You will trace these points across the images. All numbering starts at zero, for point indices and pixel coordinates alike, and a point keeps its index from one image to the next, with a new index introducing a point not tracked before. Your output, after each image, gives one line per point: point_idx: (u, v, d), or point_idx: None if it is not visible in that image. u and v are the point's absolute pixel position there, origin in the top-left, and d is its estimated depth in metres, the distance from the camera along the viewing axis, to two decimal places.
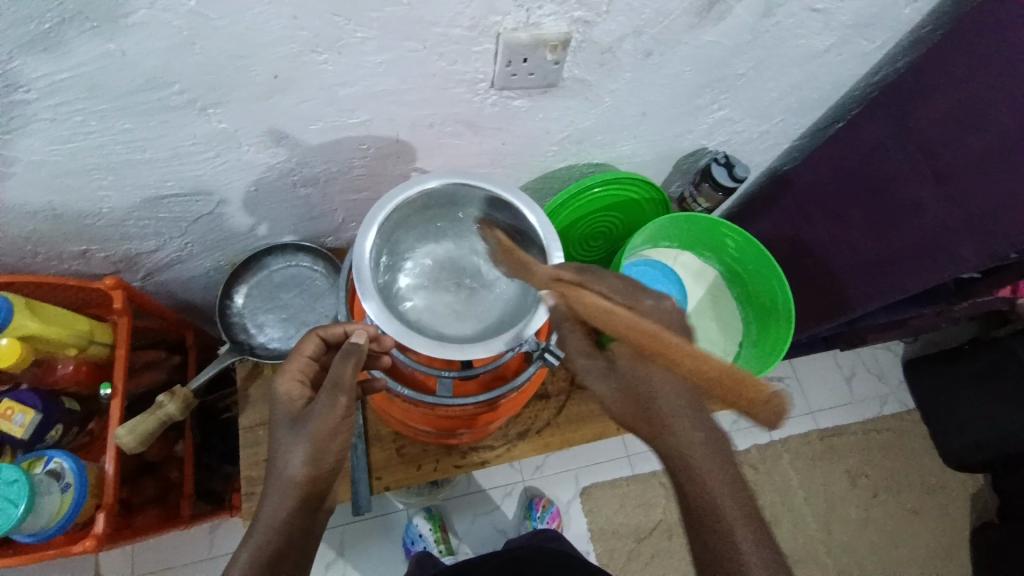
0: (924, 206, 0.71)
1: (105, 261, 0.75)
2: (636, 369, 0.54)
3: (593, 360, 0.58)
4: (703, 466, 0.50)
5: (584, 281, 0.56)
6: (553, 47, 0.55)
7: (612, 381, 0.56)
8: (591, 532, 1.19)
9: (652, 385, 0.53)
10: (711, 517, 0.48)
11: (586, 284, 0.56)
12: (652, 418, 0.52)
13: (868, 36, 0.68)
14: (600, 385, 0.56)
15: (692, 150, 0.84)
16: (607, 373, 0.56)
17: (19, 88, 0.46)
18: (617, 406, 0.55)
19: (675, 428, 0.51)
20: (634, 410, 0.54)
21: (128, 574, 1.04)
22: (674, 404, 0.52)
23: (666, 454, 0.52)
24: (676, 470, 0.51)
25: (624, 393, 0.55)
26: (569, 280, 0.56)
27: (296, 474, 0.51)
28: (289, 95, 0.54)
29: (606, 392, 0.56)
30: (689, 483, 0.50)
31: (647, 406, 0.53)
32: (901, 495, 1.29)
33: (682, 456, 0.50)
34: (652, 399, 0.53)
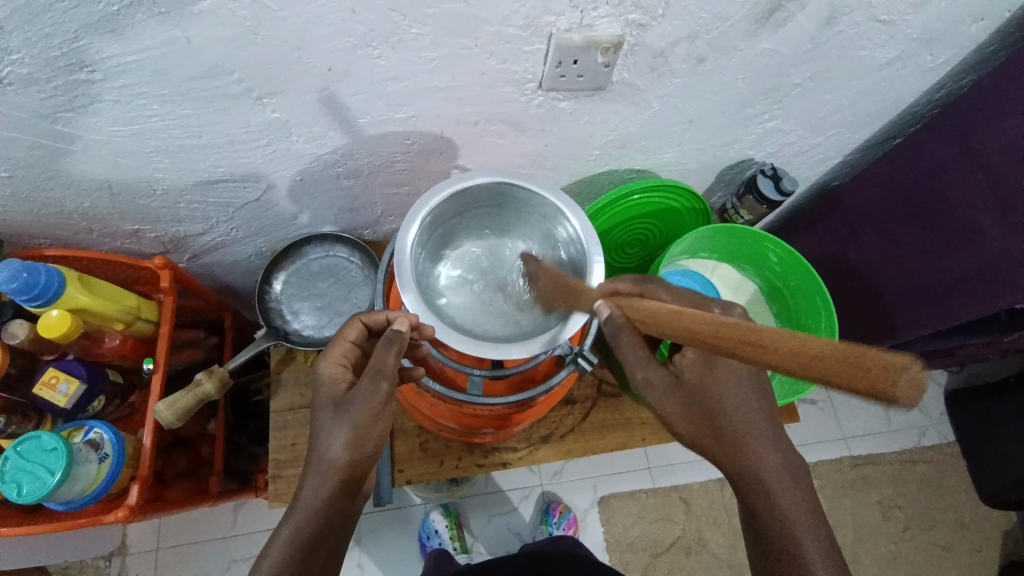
0: (984, 232, 0.67)
1: (155, 241, 0.78)
2: (701, 381, 0.55)
3: (659, 375, 0.55)
4: (773, 477, 0.53)
5: (643, 292, 0.57)
6: (605, 50, 0.54)
7: (680, 396, 0.55)
8: (607, 543, 1.17)
9: (722, 399, 0.54)
10: (783, 528, 0.51)
11: (646, 293, 0.57)
12: (723, 435, 0.54)
13: (933, 52, 0.65)
14: (666, 401, 0.55)
15: (737, 161, 0.83)
16: (672, 386, 0.55)
17: (86, 68, 0.48)
18: (683, 421, 0.55)
19: (749, 444, 0.53)
20: (701, 425, 0.54)
21: (155, 544, 1.08)
22: (745, 418, 0.54)
23: (733, 467, 0.54)
24: (744, 483, 0.53)
25: (691, 407, 0.55)
26: (626, 292, 0.57)
27: (337, 457, 0.52)
28: (342, 87, 0.55)
29: (672, 406, 0.55)
30: (757, 495, 0.53)
31: (718, 421, 0.54)
32: (934, 531, 1.24)
33: (753, 471, 0.53)
34: (724, 413, 0.54)
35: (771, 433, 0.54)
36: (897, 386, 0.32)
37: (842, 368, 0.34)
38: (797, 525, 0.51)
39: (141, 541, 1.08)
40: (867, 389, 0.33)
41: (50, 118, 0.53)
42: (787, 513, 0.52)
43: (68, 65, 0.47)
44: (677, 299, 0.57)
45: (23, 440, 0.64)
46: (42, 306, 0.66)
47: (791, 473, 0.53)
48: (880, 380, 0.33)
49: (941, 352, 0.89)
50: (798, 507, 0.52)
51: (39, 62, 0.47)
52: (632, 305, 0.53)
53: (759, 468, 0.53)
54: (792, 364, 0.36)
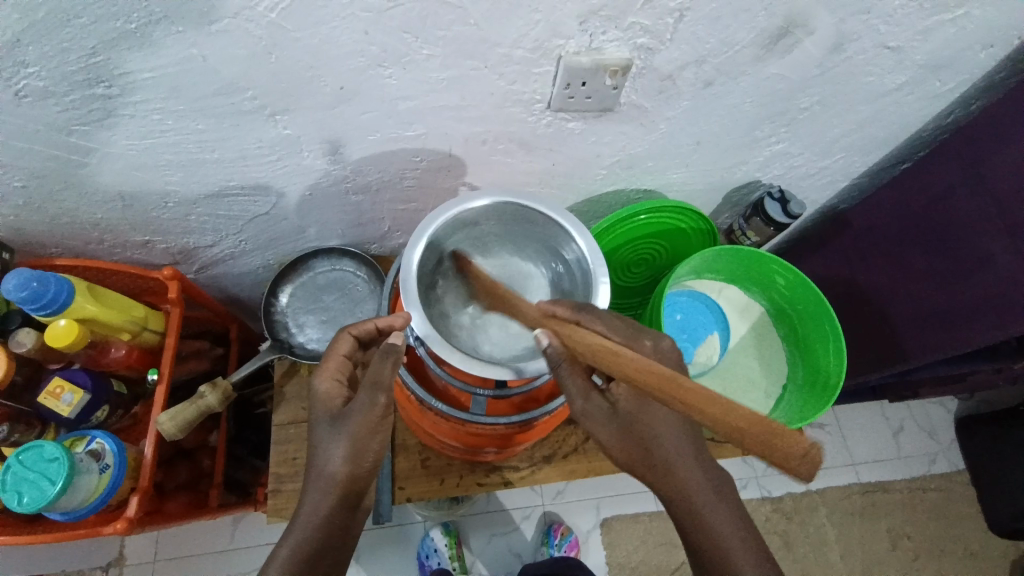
0: (994, 259, 0.67)
1: (165, 252, 0.79)
2: (636, 410, 0.53)
3: (594, 403, 0.53)
4: (709, 507, 0.50)
5: (580, 318, 0.54)
6: (613, 73, 0.55)
7: (616, 426, 0.53)
8: (608, 566, 1.15)
9: (658, 427, 0.52)
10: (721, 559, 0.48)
11: (583, 321, 0.54)
12: (656, 464, 0.52)
13: (941, 78, 0.66)
14: (603, 431, 0.53)
15: (744, 183, 0.83)
16: (610, 417, 0.53)
17: (104, 84, 0.49)
18: (619, 450, 0.53)
19: (679, 467, 0.51)
20: (636, 456, 0.52)
21: (151, 557, 1.07)
22: (676, 442, 0.52)
23: (670, 500, 0.51)
24: (682, 514, 0.51)
25: (625, 436, 0.52)
26: (563, 317, 0.54)
27: (337, 472, 0.52)
28: (353, 105, 0.56)
29: (608, 437, 0.53)
30: (694, 525, 0.50)
31: (653, 451, 0.52)
32: (944, 562, 1.20)
33: (686, 495, 0.51)
34: (659, 442, 0.52)
35: (704, 460, 0.52)
36: (801, 463, 0.39)
37: (765, 442, 0.40)
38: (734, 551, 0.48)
39: (139, 553, 1.07)
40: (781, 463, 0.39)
41: (65, 131, 0.54)
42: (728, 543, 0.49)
43: (85, 80, 0.48)
44: (612, 328, 0.54)
45: (25, 449, 0.64)
46: (51, 315, 0.66)
47: (722, 493, 0.51)
48: (790, 458, 0.39)
49: (950, 378, 0.87)
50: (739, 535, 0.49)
51: (56, 75, 0.48)
52: (575, 337, 0.51)
53: (694, 497, 0.50)
54: (720, 428, 0.41)
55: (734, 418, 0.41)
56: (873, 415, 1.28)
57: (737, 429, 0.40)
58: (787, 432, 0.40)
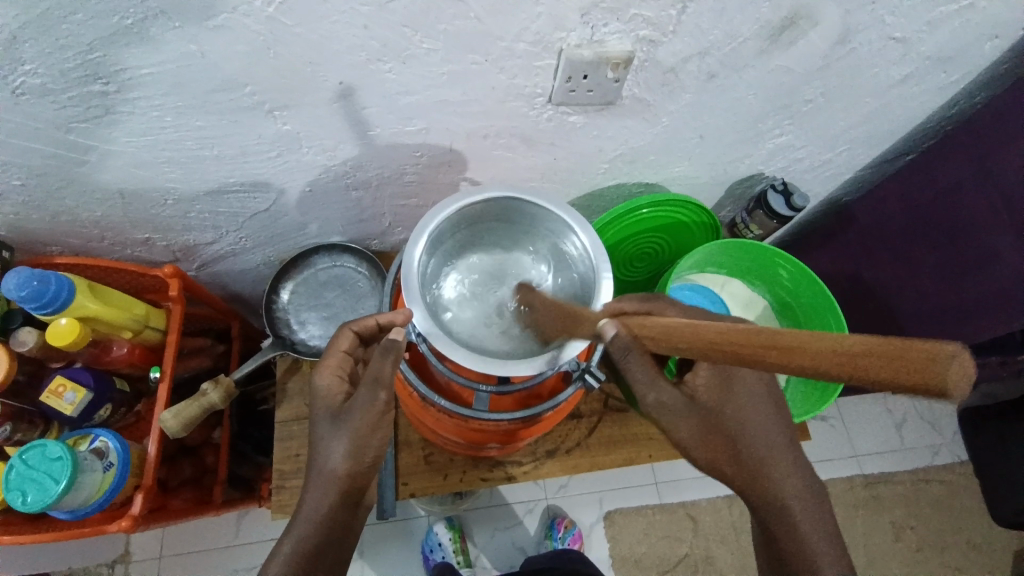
0: (1001, 256, 0.66)
1: (165, 249, 0.78)
2: (718, 402, 0.56)
3: (672, 397, 0.54)
4: (787, 499, 0.53)
5: (651, 309, 0.56)
6: (615, 66, 0.54)
7: (692, 417, 0.55)
8: (611, 559, 1.15)
9: (737, 419, 0.55)
10: (800, 548, 0.51)
11: (652, 312, 0.56)
12: (740, 454, 0.54)
13: (946, 70, 0.65)
14: (680, 422, 0.54)
15: (747, 175, 0.82)
16: (687, 410, 0.55)
17: (101, 80, 0.49)
18: (699, 443, 0.54)
19: (762, 461, 0.54)
20: (715, 449, 0.54)
21: (157, 553, 1.07)
22: (759, 434, 0.55)
23: (749, 491, 0.54)
24: (761, 505, 0.53)
25: (705, 428, 0.55)
26: (632, 310, 0.55)
27: (337, 468, 0.52)
28: (353, 101, 0.55)
29: (684, 430, 0.54)
30: (777, 520, 0.53)
31: (732, 441, 0.55)
32: (946, 553, 1.21)
33: (766, 487, 0.53)
34: (738, 433, 0.55)
35: (785, 454, 0.55)
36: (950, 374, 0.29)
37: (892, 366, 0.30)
38: (812, 538, 0.52)
39: (144, 548, 1.08)
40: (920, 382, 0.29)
41: (64, 129, 0.53)
42: (806, 531, 0.52)
43: (83, 77, 0.48)
44: (683, 318, 0.57)
45: (29, 448, 0.64)
46: (52, 314, 0.66)
47: (800, 484, 0.54)
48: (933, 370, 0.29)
49: (954, 371, 0.86)
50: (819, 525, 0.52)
51: (54, 72, 0.47)
52: (640, 323, 0.49)
53: (774, 488, 0.53)
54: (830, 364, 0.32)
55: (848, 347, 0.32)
56: (876, 408, 1.28)
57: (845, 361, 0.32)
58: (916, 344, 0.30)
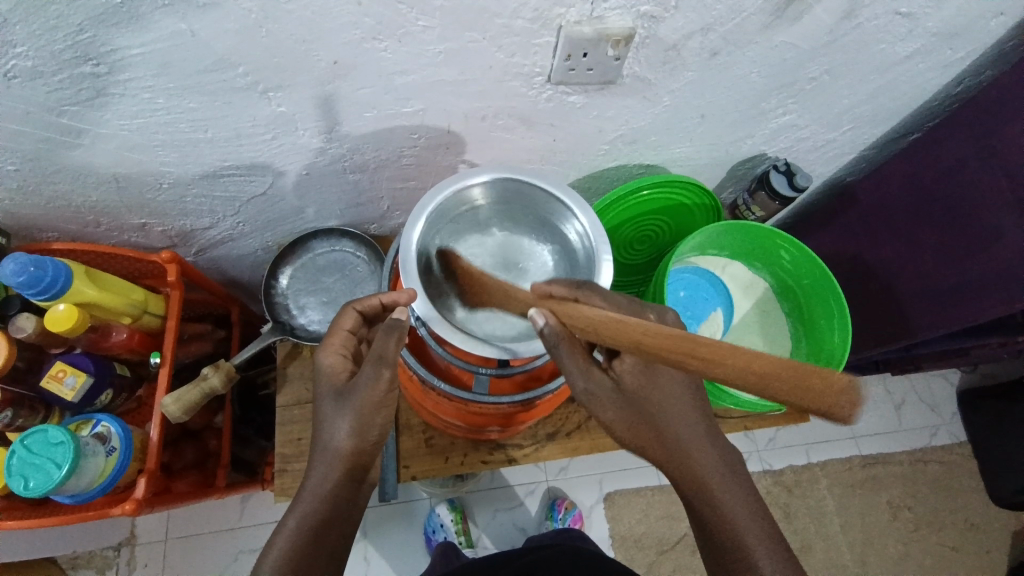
0: (1004, 235, 0.66)
1: (162, 235, 0.78)
2: (642, 388, 0.54)
3: (599, 383, 0.53)
4: (718, 486, 0.52)
5: (579, 297, 0.53)
6: (616, 43, 0.53)
7: (621, 404, 0.54)
8: (611, 539, 1.17)
9: (664, 402, 0.54)
10: (731, 536, 0.51)
11: (582, 298, 0.53)
12: (665, 439, 0.53)
13: (952, 47, 0.64)
14: (609, 408, 0.54)
15: (749, 156, 0.81)
16: (613, 396, 0.54)
17: (91, 61, 0.48)
18: (624, 428, 0.54)
19: (688, 446, 0.53)
20: (641, 435, 0.54)
21: (162, 535, 1.09)
22: (682, 415, 0.54)
23: (678, 477, 0.53)
24: (691, 492, 0.53)
25: (632, 414, 0.54)
26: (560, 297, 0.53)
27: (342, 446, 0.52)
28: (349, 80, 0.54)
29: (614, 417, 0.54)
30: (707, 507, 0.52)
31: (658, 426, 0.53)
32: (942, 533, 1.22)
33: (695, 474, 0.53)
34: (663, 418, 0.54)
35: (710, 434, 0.54)
36: (840, 400, 0.39)
37: (795, 385, 0.40)
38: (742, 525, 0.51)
39: (150, 531, 1.09)
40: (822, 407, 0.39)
41: (56, 112, 0.53)
42: (735, 522, 0.51)
43: (73, 59, 0.47)
44: (614, 305, 0.53)
45: (30, 434, 0.65)
46: (50, 299, 0.66)
47: (730, 467, 0.53)
48: (831, 398, 0.39)
49: (954, 352, 0.86)
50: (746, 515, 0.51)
51: (44, 55, 0.46)
52: (569, 311, 0.50)
53: (704, 474, 0.53)
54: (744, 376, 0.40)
55: (763, 366, 0.40)
56: (875, 390, 1.28)
57: (760, 376, 0.40)
58: (824, 375, 0.40)
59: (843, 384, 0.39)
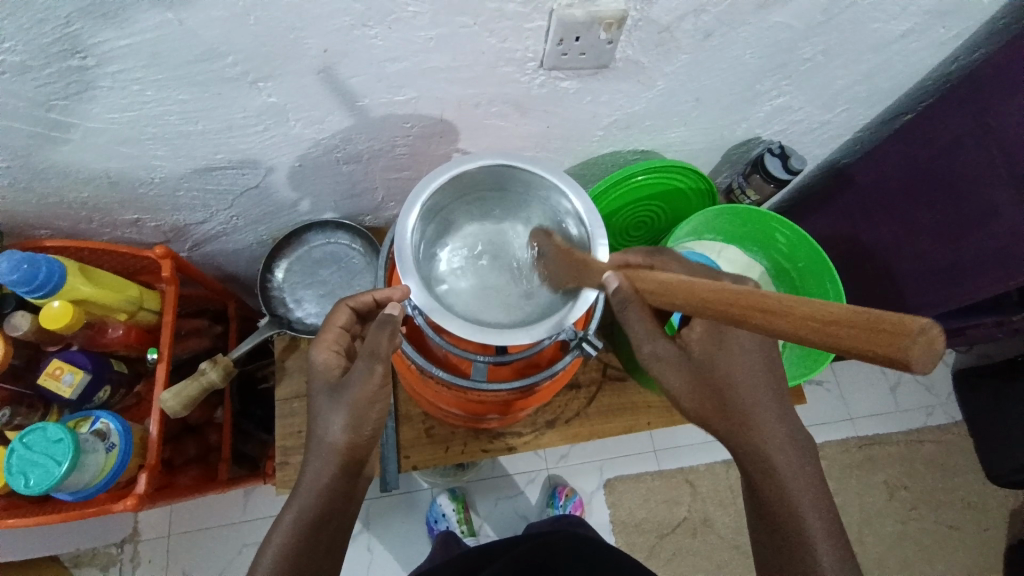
0: (999, 212, 0.66)
1: (156, 230, 0.77)
2: (711, 355, 0.54)
3: (666, 348, 0.53)
4: (786, 463, 0.52)
5: (654, 263, 0.57)
6: (609, 26, 0.53)
7: (687, 369, 0.54)
8: (612, 525, 1.18)
9: (733, 372, 0.54)
10: (796, 522, 0.51)
11: (656, 265, 0.57)
12: (731, 407, 0.53)
13: (946, 25, 0.63)
14: (674, 374, 0.53)
15: (744, 140, 0.81)
16: (681, 362, 0.54)
17: (78, 54, 0.47)
18: (692, 396, 0.53)
19: (758, 419, 0.53)
20: (709, 403, 0.53)
21: (165, 531, 1.09)
22: (751, 386, 0.54)
23: (744, 448, 0.53)
24: (753, 462, 0.53)
25: (696, 381, 0.53)
26: (637, 263, 0.56)
27: (337, 440, 0.52)
28: (340, 69, 0.54)
29: (680, 383, 0.53)
30: (771, 486, 0.52)
31: (727, 395, 0.53)
32: (939, 511, 1.24)
33: (759, 446, 0.53)
34: (733, 388, 0.53)
35: (777, 410, 0.54)
36: (915, 343, 0.29)
37: (862, 333, 0.30)
38: (804, 508, 0.51)
39: (153, 527, 1.09)
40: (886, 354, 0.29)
41: (45, 106, 0.52)
42: (791, 486, 0.52)
43: (61, 52, 0.46)
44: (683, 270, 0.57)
45: (29, 432, 0.65)
46: (45, 297, 0.66)
47: (798, 448, 0.53)
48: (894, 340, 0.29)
49: (949, 332, 0.87)
50: (803, 485, 0.52)
51: (31, 49, 0.46)
52: (643, 277, 0.49)
53: (767, 446, 0.53)
54: (804, 330, 0.33)
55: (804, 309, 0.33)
56: (872, 371, 1.29)
57: (818, 327, 0.32)
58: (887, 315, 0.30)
59: (914, 327, 0.28)
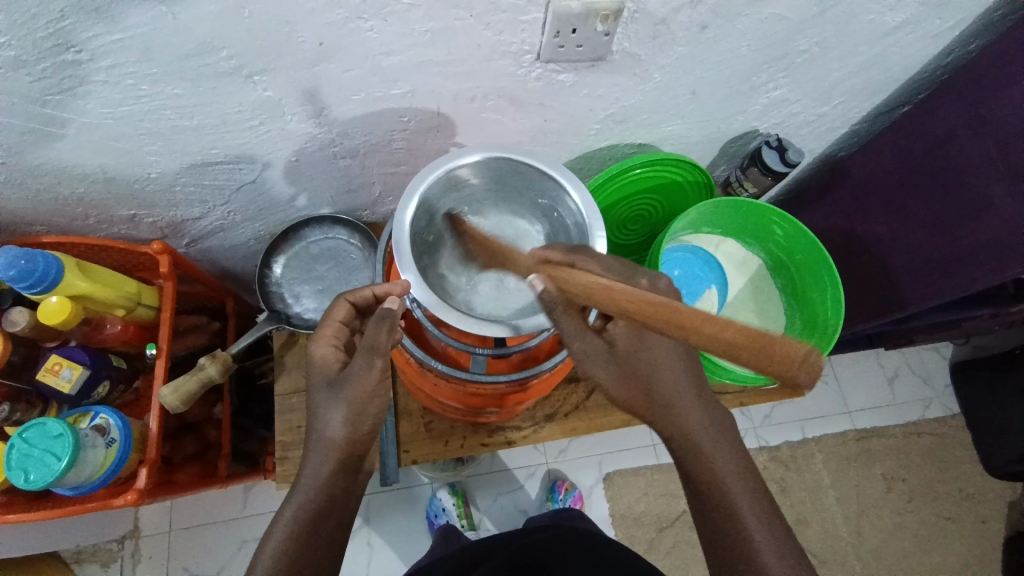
0: (994, 204, 0.66)
1: (153, 226, 0.77)
2: (634, 349, 0.53)
3: (592, 345, 0.53)
4: (712, 449, 0.51)
5: (575, 261, 0.52)
6: (604, 18, 0.52)
7: (614, 364, 0.53)
8: (611, 518, 1.18)
9: (657, 364, 0.53)
10: (726, 517, 0.49)
11: (578, 262, 0.52)
12: (656, 399, 0.52)
13: (941, 16, 0.63)
14: (599, 369, 0.53)
15: (741, 132, 0.81)
16: (605, 356, 0.53)
17: (72, 48, 0.47)
18: (620, 390, 0.53)
19: (680, 408, 0.52)
20: (639, 394, 0.53)
21: (166, 527, 1.10)
22: (675, 377, 0.53)
23: (670, 437, 0.53)
24: (682, 451, 0.52)
25: (625, 376, 0.53)
26: (557, 262, 0.53)
27: (337, 435, 0.52)
28: (334, 63, 0.54)
29: (607, 377, 0.53)
30: (705, 478, 0.51)
31: (651, 384, 0.53)
32: (936, 503, 1.25)
33: (686, 433, 0.52)
34: (658, 377, 0.53)
35: (701, 396, 0.53)
36: (800, 369, 0.34)
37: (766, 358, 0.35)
38: (736, 495, 0.50)
39: (154, 524, 1.10)
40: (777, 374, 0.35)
41: (39, 102, 0.52)
42: (717, 467, 0.51)
43: (55, 46, 0.46)
44: (609, 268, 0.51)
45: (28, 427, 0.65)
46: (42, 293, 0.66)
47: (722, 430, 0.53)
48: (787, 363, 0.34)
49: (946, 325, 0.87)
50: (733, 468, 0.51)
51: (26, 44, 0.46)
52: (565, 278, 0.49)
53: (694, 431, 0.52)
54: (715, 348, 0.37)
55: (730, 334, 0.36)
56: (869, 364, 1.30)
57: (725, 347, 0.36)
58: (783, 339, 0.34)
59: (801, 355, 0.34)
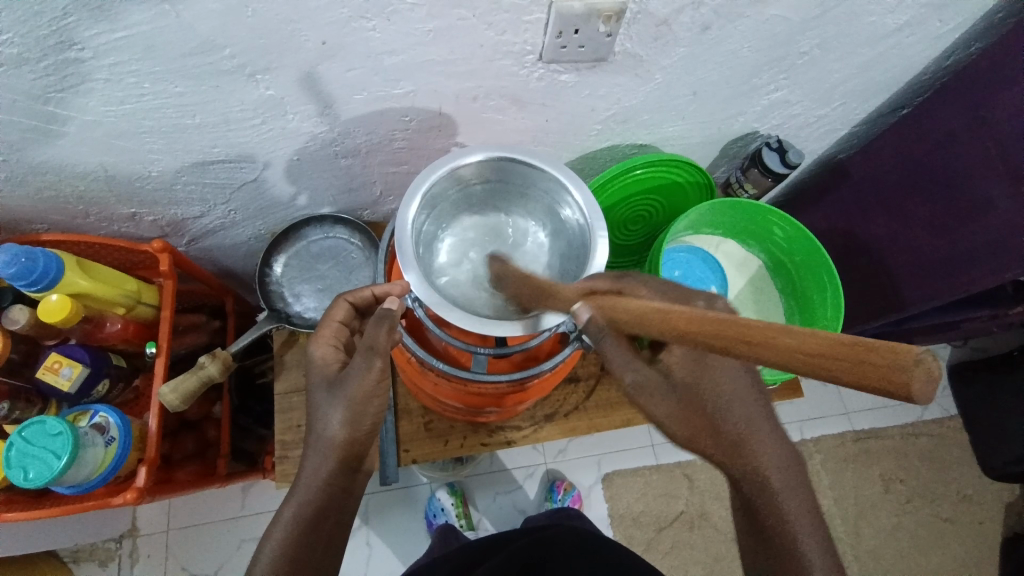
0: (993, 205, 0.67)
1: (153, 224, 0.77)
2: (693, 377, 0.51)
3: (649, 375, 0.51)
4: (780, 482, 0.50)
5: (622, 288, 0.52)
6: (607, 18, 0.52)
7: (671, 395, 0.51)
8: (610, 518, 1.19)
9: (720, 392, 0.51)
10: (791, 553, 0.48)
11: (625, 290, 0.52)
12: (721, 432, 0.50)
13: (941, 18, 0.63)
14: (659, 401, 0.50)
15: (742, 133, 0.81)
16: (663, 387, 0.51)
17: (74, 46, 0.47)
18: (680, 424, 0.50)
19: (748, 439, 0.50)
20: (699, 427, 0.50)
21: (164, 526, 1.09)
22: (741, 405, 0.51)
23: (739, 473, 0.50)
24: (747, 485, 0.50)
25: (684, 408, 0.50)
26: (604, 290, 0.52)
27: (336, 435, 0.52)
28: (336, 62, 0.54)
29: (666, 411, 0.50)
30: (772, 514, 0.49)
31: (712, 416, 0.50)
32: (934, 504, 1.25)
33: (754, 466, 0.50)
34: (720, 407, 0.51)
35: (766, 421, 0.51)
36: (912, 375, 0.31)
37: (857, 367, 0.33)
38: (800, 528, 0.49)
39: (152, 523, 1.09)
40: (880, 384, 0.32)
41: (41, 99, 0.52)
42: (783, 499, 0.49)
43: (57, 44, 0.46)
44: (658, 292, 0.51)
45: (27, 426, 0.65)
46: (42, 291, 0.66)
47: (788, 459, 0.51)
48: (892, 370, 0.32)
49: (945, 327, 0.87)
50: (798, 498, 0.50)
51: (28, 41, 0.46)
52: (617, 305, 0.48)
53: (761, 464, 0.50)
54: (793, 362, 0.34)
55: (811, 346, 0.34)
56: None
57: (810, 361, 0.34)
58: (882, 346, 0.32)
59: (910, 357, 0.31)
